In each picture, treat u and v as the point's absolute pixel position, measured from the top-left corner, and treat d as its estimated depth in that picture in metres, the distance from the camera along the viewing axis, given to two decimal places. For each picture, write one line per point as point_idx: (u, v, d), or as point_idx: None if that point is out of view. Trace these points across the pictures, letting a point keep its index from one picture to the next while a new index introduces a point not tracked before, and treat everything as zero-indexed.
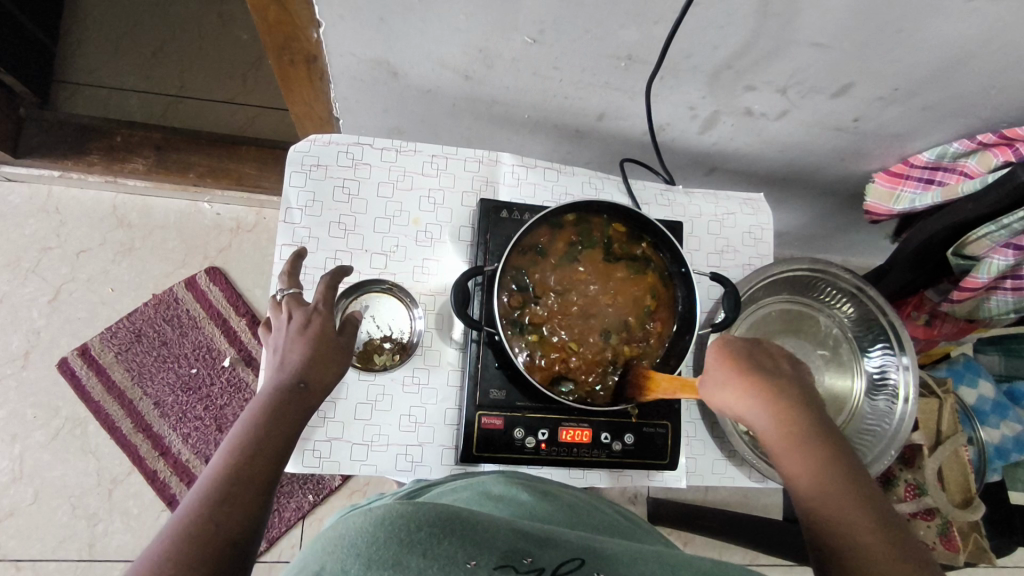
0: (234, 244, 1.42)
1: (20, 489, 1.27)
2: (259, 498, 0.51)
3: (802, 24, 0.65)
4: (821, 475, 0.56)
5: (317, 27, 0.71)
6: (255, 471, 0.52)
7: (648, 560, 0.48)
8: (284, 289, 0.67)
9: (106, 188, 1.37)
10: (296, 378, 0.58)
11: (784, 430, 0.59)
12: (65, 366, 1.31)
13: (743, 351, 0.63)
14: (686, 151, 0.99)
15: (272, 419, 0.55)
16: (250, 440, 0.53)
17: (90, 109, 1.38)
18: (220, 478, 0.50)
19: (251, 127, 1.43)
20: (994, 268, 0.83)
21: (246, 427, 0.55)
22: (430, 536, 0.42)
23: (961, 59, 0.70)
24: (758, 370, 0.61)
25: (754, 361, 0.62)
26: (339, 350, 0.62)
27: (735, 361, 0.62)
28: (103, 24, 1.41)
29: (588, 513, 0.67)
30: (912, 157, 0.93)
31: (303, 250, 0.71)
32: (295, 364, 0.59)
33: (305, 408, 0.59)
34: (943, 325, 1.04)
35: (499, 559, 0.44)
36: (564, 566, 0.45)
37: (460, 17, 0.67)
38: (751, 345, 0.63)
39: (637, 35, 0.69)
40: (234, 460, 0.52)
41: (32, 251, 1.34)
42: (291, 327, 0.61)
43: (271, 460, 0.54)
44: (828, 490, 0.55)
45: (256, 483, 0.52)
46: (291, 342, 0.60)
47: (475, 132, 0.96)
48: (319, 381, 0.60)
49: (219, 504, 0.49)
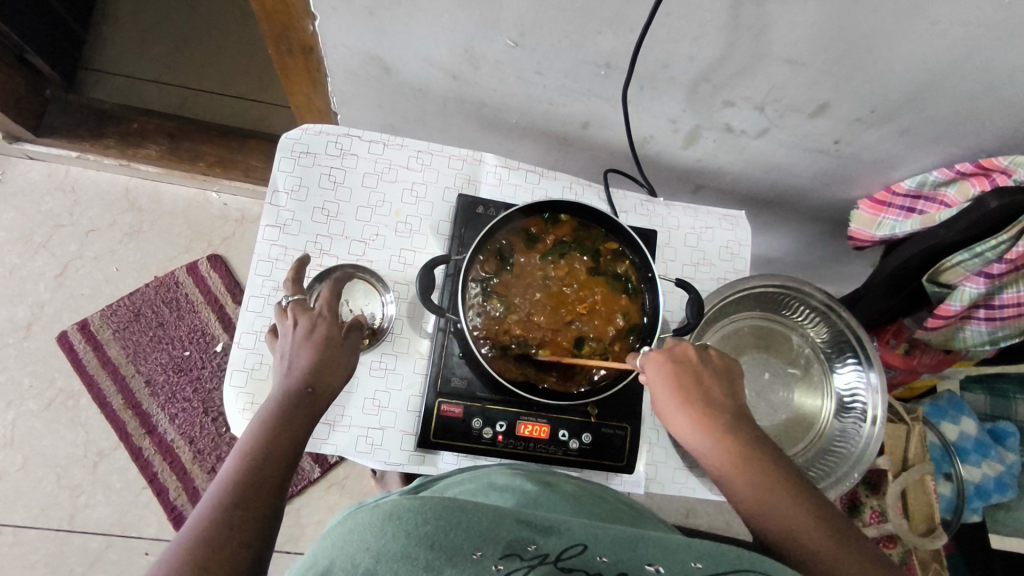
0: (237, 234, 1.46)
1: (11, 454, 1.30)
2: (270, 501, 0.56)
3: (773, 38, 0.67)
4: (772, 503, 0.58)
5: (313, 19, 0.76)
6: (265, 474, 0.56)
7: (650, 541, 0.50)
8: (289, 294, 0.70)
9: (120, 172, 1.43)
10: (303, 384, 0.62)
11: (732, 459, 0.61)
12: (65, 339, 1.35)
13: (685, 380, 0.65)
14: (672, 166, 1.01)
15: (279, 427, 0.59)
16: (259, 449, 0.57)
17: (113, 96, 1.44)
18: (234, 485, 0.55)
19: (264, 123, 1.49)
20: (966, 296, 0.83)
21: (253, 435, 0.58)
22: (436, 529, 0.45)
23: (932, 84, 0.72)
24: (702, 401, 0.64)
25: (697, 391, 0.64)
26: (343, 356, 0.67)
27: (678, 381, 0.65)
28: (132, 18, 1.49)
29: (593, 502, 0.68)
30: (895, 184, 0.93)
31: (306, 258, 0.73)
32: (302, 370, 0.63)
33: (312, 412, 0.63)
34: (923, 356, 1.03)
35: (504, 548, 0.46)
36: (567, 552, 0.46)
37: (445, 16, 0.71)
38: (692, 373, 0.65)
39: (615, 42, 0.72)
40: (245, 468, 0.56)
41: (45, 227, 1.40)
42: (297, 332, 0.65)
43: (281, 465, 0.58)
44: (780, 518, 0.57)
45: (266, 487, 0.56)
46: (298, 347, 0.64)
47: (467, 134, 1.00)
48: (325, 385, 0.64)
49: (233, 509, 0.53)
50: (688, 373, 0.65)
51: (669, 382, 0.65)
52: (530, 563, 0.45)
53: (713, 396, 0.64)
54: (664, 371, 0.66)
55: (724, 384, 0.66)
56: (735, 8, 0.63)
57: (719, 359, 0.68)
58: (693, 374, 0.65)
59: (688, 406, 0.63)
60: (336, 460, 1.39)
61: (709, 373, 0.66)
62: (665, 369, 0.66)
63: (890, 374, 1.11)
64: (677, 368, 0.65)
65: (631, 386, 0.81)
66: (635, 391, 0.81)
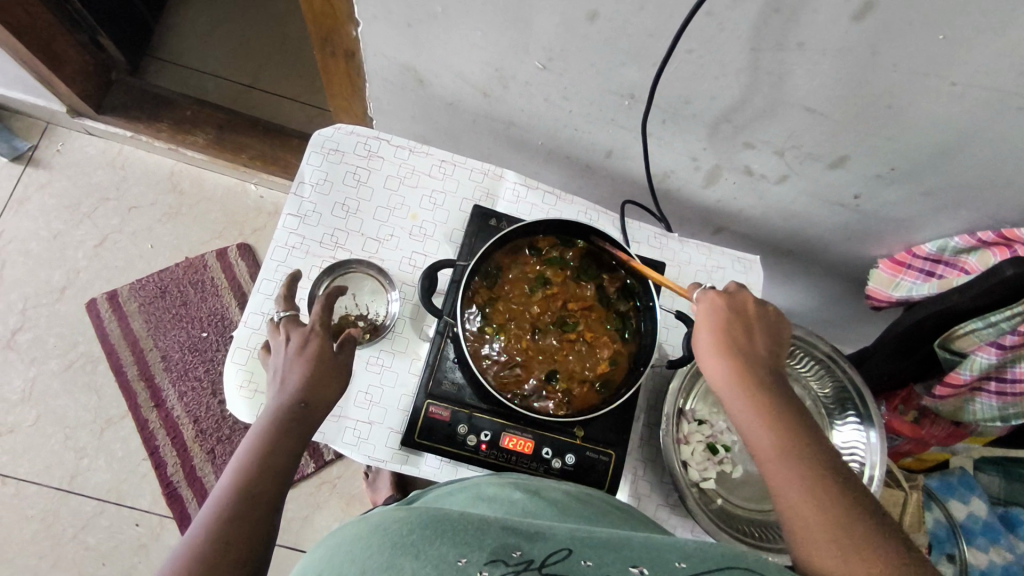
0: (269, 226, 1.52)
1: (26, 409, 1.35)
2: (267, 516, 0.57)
3: (793, 86, 0.68)
4: (797, 467, 0.56)
5: (356, 25, 0.80)
6: (257, 491, 0.57)
7: (635, 545, 0.50)
8: (281, 311, 0.71)
9: (168, 155, 1.50)
10: (296, 400, 0.63)
11: (765, 413, 0.59)
12: (93, 306, 1.41)
13: (733, 328, 0.64)
14: (691, 204, 1.01)
15: (275, 440, 0.61)
16: (255, 464, 0.59)
17: (172, 83, 1.53)
18: (228, 504, 0.56)
19: (308, 124, 1.55)
20: (977, 365, 0.81)
21: (249, 450, 0.60)
22: (421, 539, 0.46)
23: (952, 147, 0.71)
24: (746, 352, 0.62)
25: (743, 342, 0.63)
26: (337, 370, 0.67)
27: (726, 328, 0.63)
28: (202, 17, 1.58)
29: (582, 502, 0.65)
30: (916, 246, 0.92)
31: (298, 274, 0.75)
32: (294, 385, 0.64)
33: (306, 426, 0.64)
34: (933, 426, 1.00)
35: (489, 554, 0.46)
36: (552, 557, 0.46)
37: (478, 34, 0.75)
38: (744, 327, 0.64)
39: (638, 74, 0.74)
40: (241, 484, 0.57)
41: (92, 199, 1.48)
42: (290, 350, 0.67)
43: (277, 479, 0.59)
44: (799, 480, 0.55)
45: (259, 504, 0.57)
46: (290, 363, 0.65)
47: (494, 151, 1.03)
48: (318, 399, 0.65)
49: (227, 525, 0.54)
50: (737, 322, 0.64)
51: (716, 326, 0.64)
52: (514, 568, 0.45)
53: (759, 352, 0.63)
54: (714, 315, 0.64)
55: (770, 344, 0.64)
56: (755, 52, 0.65)
57: (776, 321, 0.66)
58: (743, 324, 0.64)
59: (733, 353, 0.62)
60: (331, 457, 1.40)
61: (761, 330, 0.64)
62: (717, 312, 0.64)
63: (898, 443, 1.07)
64: (729, 314, 0.64)
65: (620, 412, 0.81)
66: (624, 417, 0.81)
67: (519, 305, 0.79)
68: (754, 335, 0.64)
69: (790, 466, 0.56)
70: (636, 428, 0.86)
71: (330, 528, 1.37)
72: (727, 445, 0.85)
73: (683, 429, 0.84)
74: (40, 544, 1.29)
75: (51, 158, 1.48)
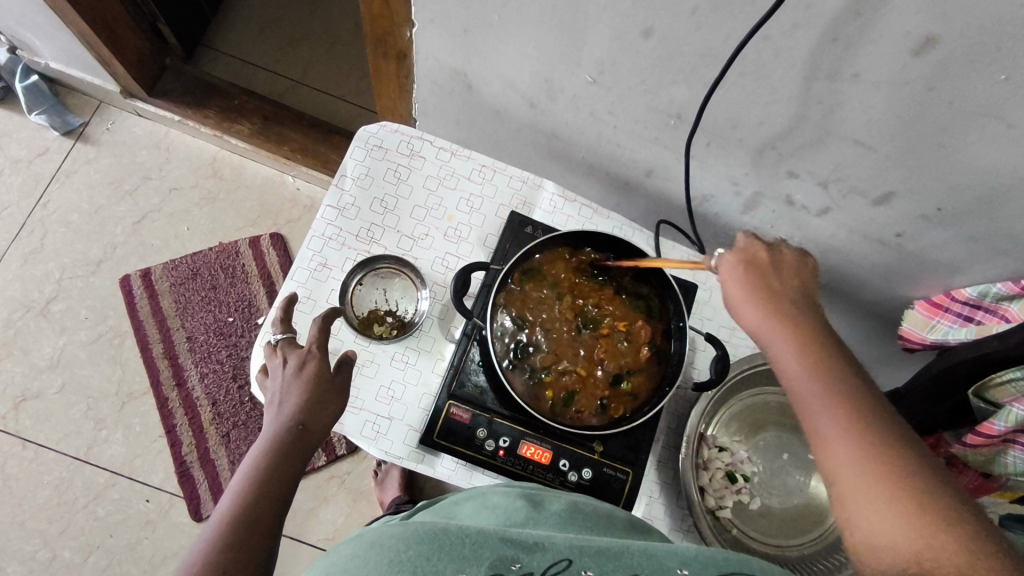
0: (303, 219, 1.54)
1: (52, 376, 1.38)
2: (263, 540, 0.59)
3: (844, 118, 0.68)
4: (831, 399, 0.53)
5: (411, 28, 0.81)
6: (257, 518, 0.60)
7: (635, 552, 0.51)
8: (278, 333, 0.73)
9: (212, 142, 1.54)
10: (294, 423, 0.65)
11: (801, 350, 0.57)
12: (126, 282, 1.44)
13: (754, 273, 0.62)
14: (727, 230, 1.01)
15: (271, 464, 0.62)
16: (254, 488, 0.61)
17: (223, 72, 1.56)
18: (226, 529, 0.58)
19: (350, 122, 1.58)
20: (1012, 417, 0.78)
21: (248, 477, 0.62)
22: (419, 553, 0.48)
23: (1004, 193, 0.70)
24: (774, 295, 0.60)
25: (766, 281, 0.61)
26: (335, 391, 0.69)
27: (750, 274, 0.62)
28: (258, 12, 1.63)
29: (583, 510, 0.65)
30: (955, 290, 0.89)
31: (295, 296, 0.75)
32: (292, 407, 0.66)
33: (303, 449, 0.66)
34: (960, 476, 0.96)
35: (487, 569, 0.47)
36: (553, 568, 0.48)
37: (531, 44, 0.75)
38: (764, 270, 0.62)
39: (687, 94, 0.74)
40: (238, 511, 0.59)
41: (135, 177, 1.51)
42: (287, 373, 0.68)
43: (273, 504, 0.61)
44: (834, 412, 0.53)
45: (258, 529, 0.59)
46: (290, 386, 0.67)
47: (534, 161, 1.04)
48: (316, 425, 0.67)
49: (225, 552, 0.56)
50: (756, 267, 0.62)
51: (739, 274, 0.62)
52: None
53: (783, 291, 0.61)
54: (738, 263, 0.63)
55: (801, 282, 0.62)
56: (809, 80, 0.65)
57: (808, 270, 0.64)
58: (761, 269, 0.62)
59: (759, 297, 0.60)
60: (343, 453, 1.40)
61: (783, 272, 0.62)
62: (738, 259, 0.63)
63: None
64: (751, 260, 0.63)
65: (642, 431, 0.80)
66: (643, 436, 0.80)
67: (546, 317, 0.79)
68: (774, 277, 0.62)
69: (826, 402, 0.53)
70: (656, 449, 0.85)
71: (335, 523, 1.37)
72: (746, 474, 0.83)
73: (704, 454, 0.82)
74: (51, 510, 1.31)
75: (100, 135, 1.52)
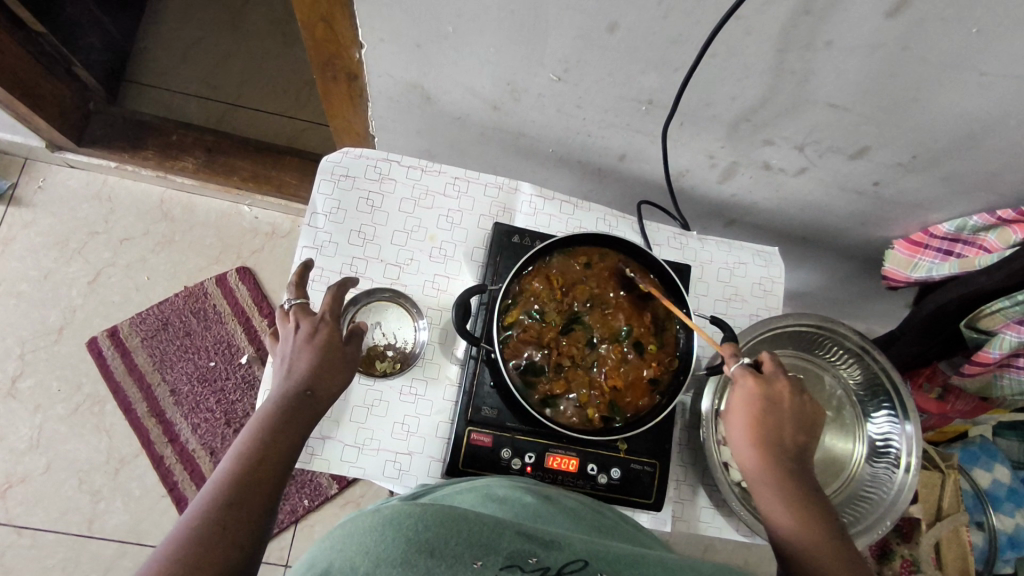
0: (266, 248, 1.48)
1: (35, 457, 1.31)
2: (265, 502, 0.54)
3: (818, 84, 0.68)
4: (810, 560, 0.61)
5: (360, 48, 0.77)
6: (264, 476, 0.55)
7: (650, 563, 0.49)
8: (292, 298, 0.68)
9: (157, 183, 1.46)
10: (300, 387, 0.61)
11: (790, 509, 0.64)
12: (94, 345, 1.37)
13: (765, 422, 0.66)
14: (705, 200, 1.01)
15: (274, 424, 0.58)
16: (256, 448, 0.56)
17: (152, 109, 1.47)
18: (229, 481, 0.53)
19: (299, 139, 1.52)
20: (1006, 344, 0.81)
21: (253, 433, 0.57)
22: (437, 534, 0.43)
23: (978, 134, 0.71)
24: (776, 449, 0.66)
25: (772, 433, 0.66)
26: (345, 362, 0.65)
27: (757, 422, 0.66)
28: (176, 35, 1.53)
29: (592, 516, 0.64)
30: (933, 226, 0.91)
31: (311, 262, 0.71)
32: (302, 373, 0.61)
33: (309, 415, 0.61)
34: (957, 401, 1.02)
35: (505, 558, 0.44)
36: (569, 567, 0.45)
37: (491, 49, 0.72)
38: (777, 419, 0.67)
39: (658, 81, 0.72)
40: (244, 469, 0.54)
41: (80, 234, 1.43)
42: (298, 336, 0.64)
43: (280, 456, 0.57)
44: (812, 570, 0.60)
45: (263, 484, 0.55)
46: (299, 350, 0.62)
47: (502, 162, 1.01)
48: (324, 391, 0.62)
49: (230, 508, 0.51)
50: (767, 415, 0.67)
51: (750, 421, 0.67)
52: None
53: (785, 441, 0.67)
54: (751, 402, 0.67)
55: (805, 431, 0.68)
56: (782, 52, 0.64)
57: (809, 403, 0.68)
58: (774, 416, 0.67)
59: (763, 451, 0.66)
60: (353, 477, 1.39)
61: (792, 423, 0.67)
62: (755, 413, 0.67)
63: (923, 418, 1.10)
64: (765, 418, 0.66)
65: (662, 423, 0.81)
66: (665, 426, 0.81)
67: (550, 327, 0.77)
68: (780, 425, 0.67)
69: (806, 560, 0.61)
70: (676, 433, 0.86)
71: None
72: None
73: None
74: None
75: (33, 195, 1.43)
